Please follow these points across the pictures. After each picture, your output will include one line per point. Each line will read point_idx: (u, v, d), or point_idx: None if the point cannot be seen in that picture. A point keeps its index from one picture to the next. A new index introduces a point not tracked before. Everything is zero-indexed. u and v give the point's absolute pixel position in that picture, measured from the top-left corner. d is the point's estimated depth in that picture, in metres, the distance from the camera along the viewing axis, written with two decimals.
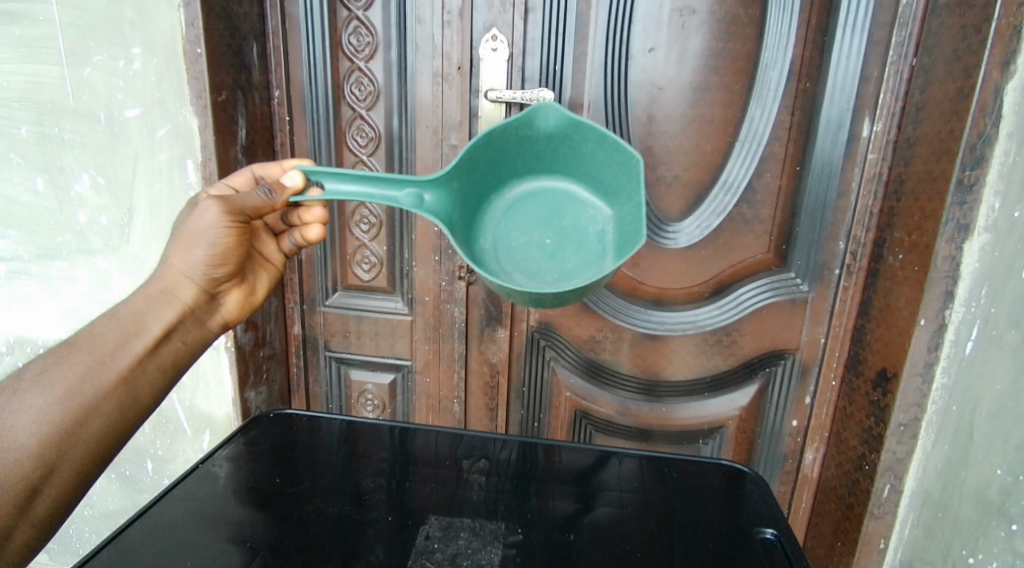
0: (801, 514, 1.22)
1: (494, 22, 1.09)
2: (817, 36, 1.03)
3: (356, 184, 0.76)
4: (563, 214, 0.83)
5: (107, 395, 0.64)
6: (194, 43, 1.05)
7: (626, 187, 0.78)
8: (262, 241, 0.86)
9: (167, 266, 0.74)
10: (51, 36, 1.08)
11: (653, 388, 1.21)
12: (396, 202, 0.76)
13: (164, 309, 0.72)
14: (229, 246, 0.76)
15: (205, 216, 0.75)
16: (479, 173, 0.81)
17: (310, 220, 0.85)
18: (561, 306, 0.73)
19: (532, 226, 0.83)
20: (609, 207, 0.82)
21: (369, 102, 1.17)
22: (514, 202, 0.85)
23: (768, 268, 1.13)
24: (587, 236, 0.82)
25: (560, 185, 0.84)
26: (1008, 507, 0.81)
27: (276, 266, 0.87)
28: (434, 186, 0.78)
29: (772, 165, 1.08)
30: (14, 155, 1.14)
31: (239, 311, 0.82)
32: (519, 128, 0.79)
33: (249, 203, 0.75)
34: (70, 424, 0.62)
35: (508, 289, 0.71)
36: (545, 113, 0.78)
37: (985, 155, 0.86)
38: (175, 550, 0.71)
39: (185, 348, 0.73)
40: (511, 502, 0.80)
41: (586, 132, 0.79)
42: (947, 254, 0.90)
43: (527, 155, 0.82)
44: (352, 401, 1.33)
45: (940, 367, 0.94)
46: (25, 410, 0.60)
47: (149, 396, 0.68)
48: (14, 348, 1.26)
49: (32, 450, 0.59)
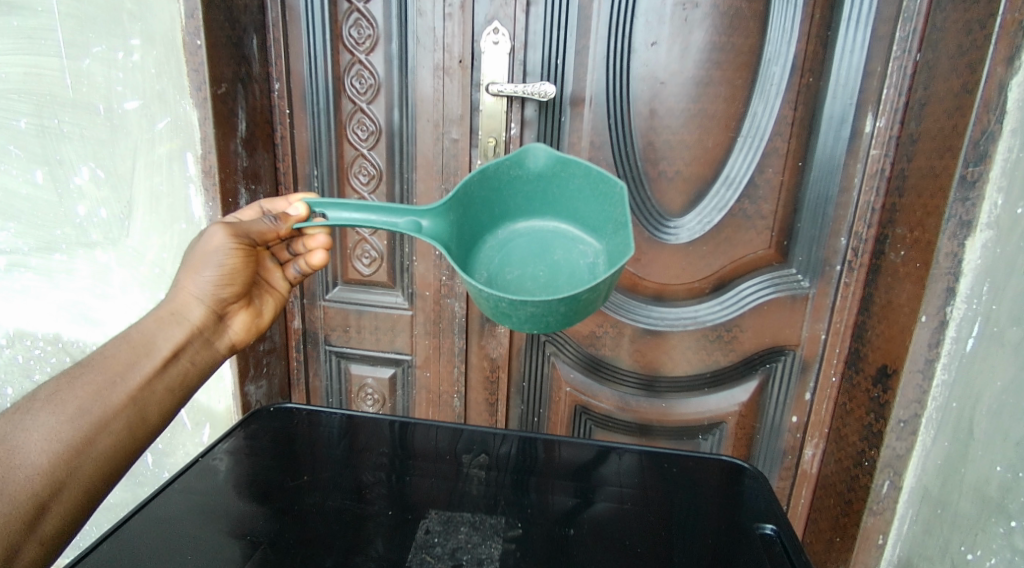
0: (801, 509, 1.23)
1: (496, 14, 1.08)
2: (820, 31, 1.02)
3: (359, 212, 0.77)
4: (555, 250, 0.82)
5: (116, 413, 0.63)
6: (194, 35, 1.05)
7: (614, 218, 0.77)
8: (268, 268, 0.85)
9: (177, 289, 0.75)
10: (49, 27, 1.08)
11: (653, 384, 1.21)
12: (395, 229, 0.76)
13: (174, 330, 0.72)
14: (237, 267, 0.77)
15: (212, 239, 0.76)
16: (472, 211, 0.81)
17: (314, 247, 0.85)
18: (564, 325, 0.71)
19: (526, 260, 0.82)
20: (600, 240, 0.80)
21: (369, 95, 1.16)
22: (507, 240, 0.84)
23: (769, 264, 1.13)
24: (579, 269, 0.80)
25: (552, 224, 0.84)
26: (1007, 504, 0.81)
27: (282, 292, 0.86)
28: (432, 216, 0.78)
29: (774, 160, 1.08)
30: (13, 147, 1.14)
31: (246, 333, 0.81)
32: (510, 168, 0.80)
33: (254, 228, 0.78)
34: (80, 441, 0.60)
35: (502, 306, 0.69)
36: (534, 153, 0.79)
37: (988, 150, 0.86)
38: (176, 545, 0.71)
39: (194, 367, 0.72)
40: (511, 496, 0.80)
41: (574, 169, 0.79)
42: (948, 250, 0.90)
43: (519, 195, 0.82)
44: (352, 395, 1.34)
45: (941, 364, 0.94)
46: (37, 427, 0.58)
47: (158, 417, 0.67)
48: (14, 341, 1.26)
49: (44, 466, 0.58)
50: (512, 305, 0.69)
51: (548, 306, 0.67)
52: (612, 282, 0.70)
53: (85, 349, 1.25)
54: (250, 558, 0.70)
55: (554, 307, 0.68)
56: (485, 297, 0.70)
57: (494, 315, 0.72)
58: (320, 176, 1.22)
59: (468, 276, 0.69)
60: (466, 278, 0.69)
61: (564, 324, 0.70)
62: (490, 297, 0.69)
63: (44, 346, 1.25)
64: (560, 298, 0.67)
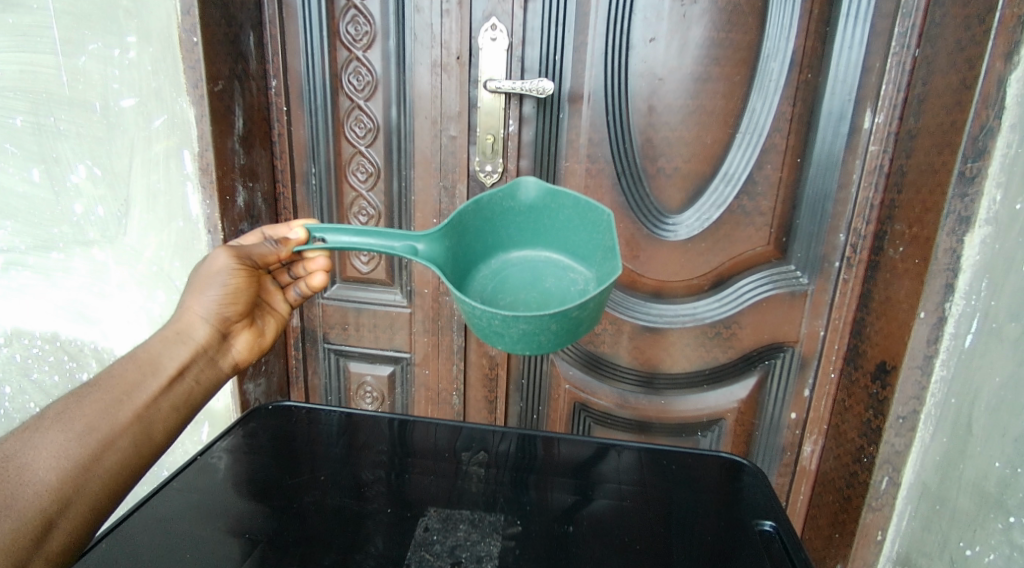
0: (799, 505, 1.23)
1: (494, 11, 1.08)
2: (819, 27, 1.01)
3: (358, 237, 0.76)
4: (546, 278, 0.81)
5: (123, 431, 0.62)
6: (190, 32, 1.04)
7: (603, 244, 0.78)
8: (269, 290, 0.85)
9: (183, 310, 0.75)
10: (44, 24, 1.07)
11: (652, 380, 1.21)
12: (394, 253, 0.76)
13: (178, 349, 0.72)
14: (240, 286, 0.78)
15: (215, 261, 0.77)
16: (466, 240, 0.81)
17: (314, 269, 0.84)
18: (557, 343, 0.70)
19: (518, 288, 0.80)
20: (590, 268, 0.80)
21: (367, 92, 1.16)
22: (501, 269, 0.83)
23: (768, 260, 1.13)
24: (569, 295, 0.79)
25: (544, 254, 0.84)
26: (1006, 499, 0.81)
27: (283, 314, 0.86)
28: (429, 240, 0.77)
29: (773, 156, 1.07)
30: (10, 145, 1.13)
31: (249, 353, 0.81)
32: (503, 200, 0.81)
33: (256, 250, 0.79)
34: (88, 459, 0.59)
35: (494, 325, 0.69)
36: (526, 185, 0.80)
37: (987, 146, 0.85)
38: (176, 542, 0.71)
39: (199, 386, 0.72)
40: (511, 493, 0.80)
41: (564, 200, 0.81)
42: (947, 246, 0.90)
43: (511, 226, 0.83)
44: (351, 392, 1.33)
45: (940, 360, 0.93)
46: (45, 444, 0.57)
47: (164, 435, 0.66)
48: (11, 340, 1.26)
49: (52, 483, 0.56)
50: (505, 321, 0.68)
51: (540, 322, 0.67)
52: (602, 300, 0.70)
53: (82, 348, 1.25)
54: (249, 556, 0.70)
55: (545, 324, 0.67)
56: (477, 315, 0.69)
57: (486, 336, 0.71)
58: (318, 173, 1.22)
59: (460, 294, 0.69)
60: (458, 295, 0.69)
61: (556, 343, 0.70)
62: (484, 315, 0.68)
63: (41, 345, 1.25)
64: (549, 315, 0.67)
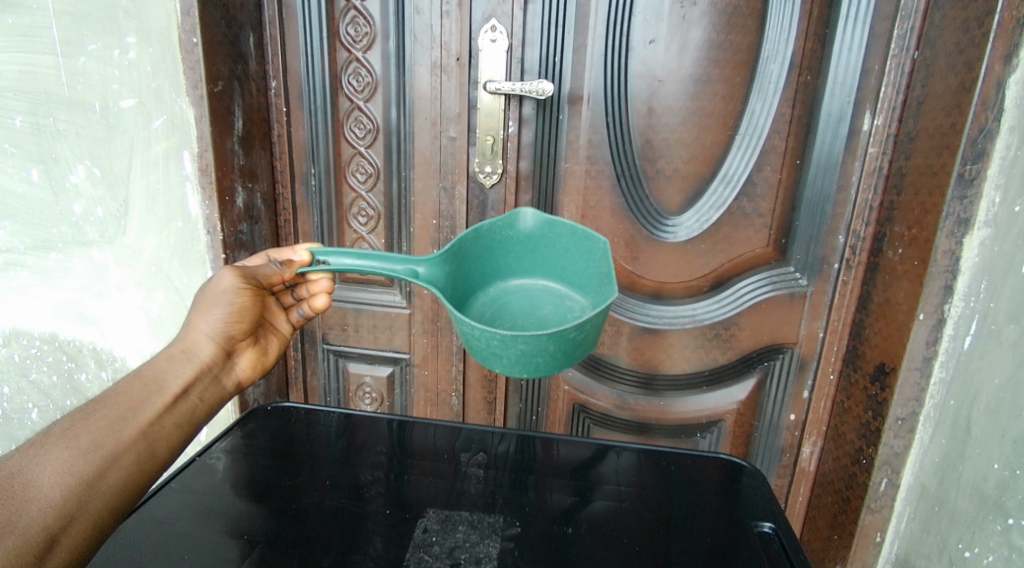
0: (798, 506, 1.23)
1: (494, 12, 1.08)
2: (818, 29, 1.02)
3: (360, 260, 0.76)
4: (544, 305, 0.81)
5: (127, 448, 0.61)
6: (189, 33, 1.04)
7: (598, 272, 0.78)
8: (273, 311, 0.85)
9: (188, 328, 0.75)
10: (44, 24, 1.07)
11: (650, 382, 1.21)
12: (394, 275, 0.76)
13: (184, 366, 0.71)
14: (246, 305, 0.78)
15: (221, 281, 0.77)
16: (466, 267, 0.81)
17: (318, 290, 0.85)
18: (556, 364, 0.70)
19: (517, 314, 0.80)
20: (587, 296, 0.80)
21: (366, 93, 1.16)
22: (499, 296, 0.83)
23: (767, 262, 1.13)
24: (566, 321, 0.78)
25: (541, 283, 0.84)
26: (1004, 501, 0.81)
27: (285, 334, 0.86)
28: (429, 264, 0.76)
29: (772, 158, 1.07)
30: (8, 146, 1.13)
31: (252, 371, 0.81)
32: (502, 229, 0.82)
33: (261, 271, 0.80)
34: (92, 475, 0.58)
35: (493, 346, 0.69)
36: (524, 215, 0.81)
37: (985, 148, 0.85)
38: (174, 543, 0.71)
39: (203, 403, 0.71)
40: (509, 496, 0.80)
41: (561, 229, 0.81)
42: (947, 248, 0.90)
43: (510, 254, 0.83)
44: (350, 393, 1.33)
45: (939, 361, 0.93)
46: (50, 461, 0.56)
47: (167, 452, 0.65)
48: (10, 340, 1.26)
49: (56, 499, 0.55)
50: (504, 341, 0.68)
51: (538, 343, 0.67)
52: (600, 321, 0.70)
53: (81, 348, 1.25)
54: (248, 557, 0.70)
55: (543, 345, 0.67)
56: (476, 336, 0.69)
57: (486, 358, 0.71)
58: (318, 174, 1.22)
59: (459, 315, 0.69)
60: (458, 315, 0.69)
61: (553, 366, 0.70)
62: (483, 336, 0.68)
63: (40, 345, 1.25)
64: (548, 336, 0.67)
